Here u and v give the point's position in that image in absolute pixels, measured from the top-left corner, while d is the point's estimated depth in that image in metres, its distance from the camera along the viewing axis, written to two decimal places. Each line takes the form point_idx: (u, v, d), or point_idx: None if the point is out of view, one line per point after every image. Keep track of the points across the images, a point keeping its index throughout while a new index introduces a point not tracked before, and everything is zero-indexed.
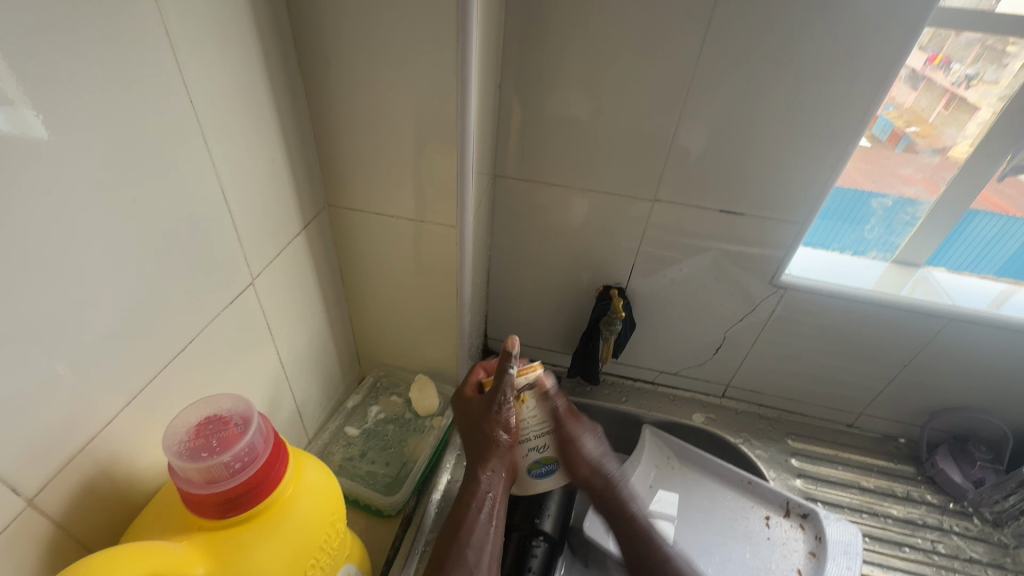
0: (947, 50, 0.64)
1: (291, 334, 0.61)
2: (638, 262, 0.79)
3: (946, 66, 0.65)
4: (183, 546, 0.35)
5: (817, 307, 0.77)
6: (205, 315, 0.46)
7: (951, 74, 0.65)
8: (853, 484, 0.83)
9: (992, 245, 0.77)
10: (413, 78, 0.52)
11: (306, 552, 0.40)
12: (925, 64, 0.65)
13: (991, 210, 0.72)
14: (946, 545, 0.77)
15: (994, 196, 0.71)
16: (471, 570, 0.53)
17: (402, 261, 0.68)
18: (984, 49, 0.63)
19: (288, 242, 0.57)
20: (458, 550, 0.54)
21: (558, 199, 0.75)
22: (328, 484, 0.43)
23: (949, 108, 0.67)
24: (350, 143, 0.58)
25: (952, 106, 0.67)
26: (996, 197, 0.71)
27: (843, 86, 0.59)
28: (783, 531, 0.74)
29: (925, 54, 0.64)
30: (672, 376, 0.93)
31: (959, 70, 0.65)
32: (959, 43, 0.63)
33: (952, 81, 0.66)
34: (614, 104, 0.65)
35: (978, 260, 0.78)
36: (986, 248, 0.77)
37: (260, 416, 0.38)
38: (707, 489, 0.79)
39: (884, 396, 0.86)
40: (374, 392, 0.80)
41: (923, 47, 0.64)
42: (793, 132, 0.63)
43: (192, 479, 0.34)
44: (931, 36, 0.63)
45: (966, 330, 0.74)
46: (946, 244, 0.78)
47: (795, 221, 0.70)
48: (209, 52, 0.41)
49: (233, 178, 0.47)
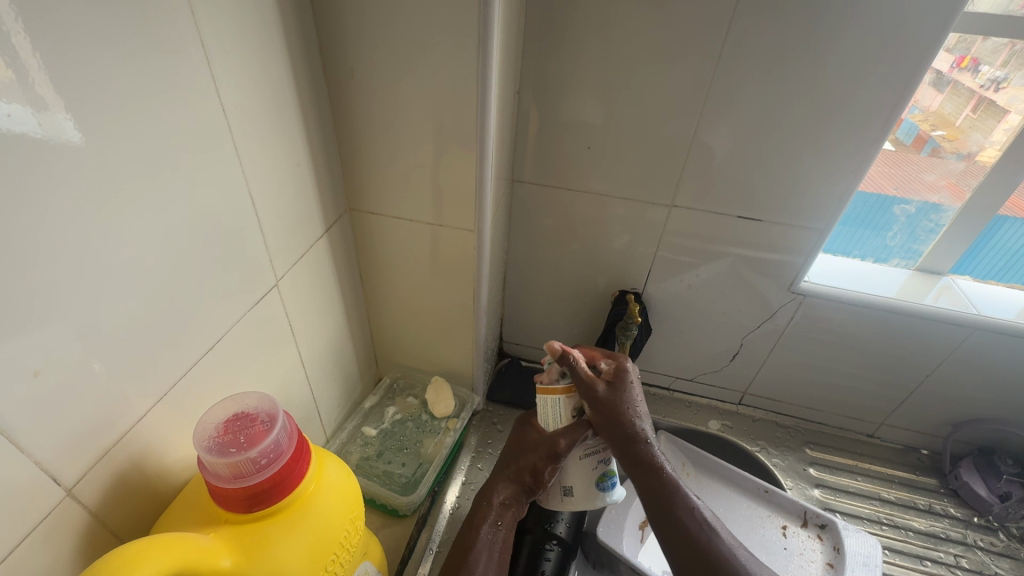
0: (976, 52, 0.63)
1: (313, 335, 0.63)
2: (655, 268, 0.79)
3: (975, 68, 0.64)
4: (211, 539, 0.36)
5: (837, 315, 0.77)
6: (232, 315, 0.48)
7: (980, 76, 0.64)
8: (873, 495, 0.82)
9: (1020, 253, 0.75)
10: (433, 84, 0.53)
11: (326, 548, 0.41)
12: (953, 66, 0.64)
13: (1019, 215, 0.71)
14: (970, 560, 0.75)
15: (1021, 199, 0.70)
16: None
17: (420, 265, 0.69)
18: (1014, 52, 0.62)
19: (311, 245, 0.59)
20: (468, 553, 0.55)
21: (575, 204, 0.76)
22: (348, 482, 0.44)
23: (977, 112, 0.66)
24: (372, 149, 0.59)
25: (980, 109, 0.66)
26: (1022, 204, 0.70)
27: (865, 91, 0.59)
28: (800, 541, 0.73)
29: (952, 56, 0.63)
30: (688, 382, 0.93)
31: (987, 71, 0.64)
32: (986, 46, 0.62)
33: (981, 83, 0.65)
34: (631, 110, 0.66)
35: (1005, 269, 0.77)
36: (1012, 258, 0.76)
37: (285, 414, 0.39)
38: (723, 497, 0.78)
39: (906, 406, 0.84)
40: (391, 393, 0.81)
41: (951, 49, 0.62)
42: (813, 137, 0.63)
43: (220, 473, 0.36)
44: (958, 39, 0.62)
45: (992, 340, 0.73)
46: (971, 253, 0.76)
47: (815, 227, 0.69)
48: (239, 62, 0.43)
49: (260, 183, 0.48)
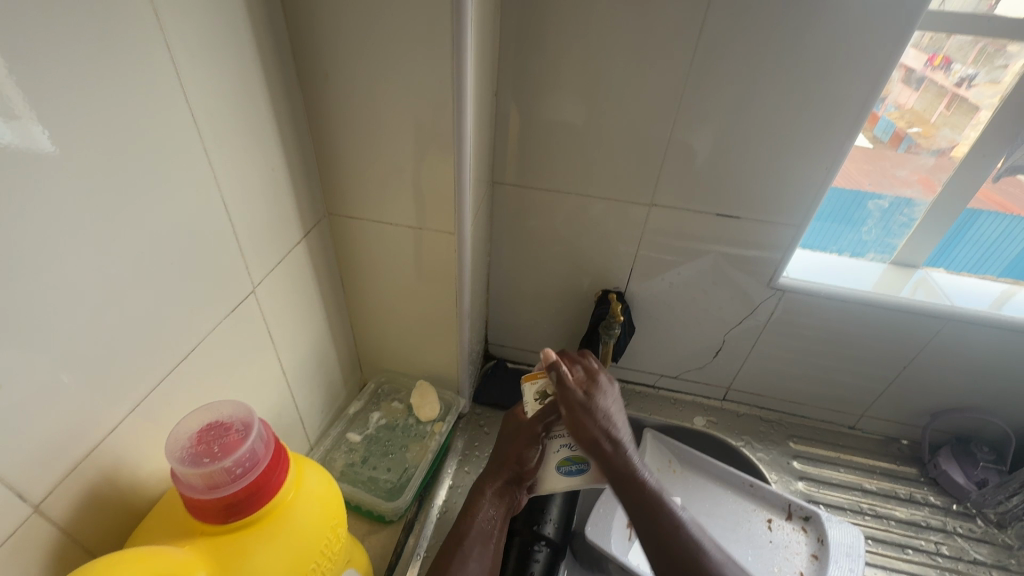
0: (947, 50, 0.64)
1: (293, 342, 0.62)
2: (637, 267, 0.80)
3: (947, 67, 0.65)
4: (186, 552, 0.35)
5: (817, 310, 0.78)
6: (207, 323, 0.47)
7: (952, 74, 0.65)
8: (856, 486, 0.83)
9: (999, 244, 0.76)
10: (409, 85, 0.52)
11: (307, 556, 0.40)
12: (925, 65, 0.65)
13: (995, 210, 0.72)
14: (950, 547, 0.76)
15: (993, 193, 0.71)
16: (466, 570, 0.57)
17: (402, 268, 0.68)
18: (982, 49, 0.63)
19: (289, 250, 0.58)
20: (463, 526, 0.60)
21: (556, 205, 0.76)
22: (329, 489, 0.44)
23: (949, 109, 0.67)
24: (349, 152, 0.59)
25: (953, 107, 0.67)
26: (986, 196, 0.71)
27: (833, 94, 0.60)
28: (785, 533, 0.73)
29: (925, 55, 0.65)
30: (672, 380, 0.93)
31: (959, 70, 0.65)
32: (955, 44, 0.63)
33: (955, 81, 0.66)
34: (610, 109, 0.66)
35: (984, 261, 0.78)
36: (991, 249, 0.77)
37: (260, 421, 0.38)
38: (709, 493, 0.79)
39: (885, 398, 0.86)
40: (376, 398, 0.80)
41: (923, 48, 0.64)
42: (786, 135, 0.64)
43: (194, 484, 0.34)
44: (929, 38, 0.63)
45: (966, 330, 0.74)
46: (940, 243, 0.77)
47: (792, 224, 0.70)
48: (207, 66, 0.42)
49: (233, 189, 0.48)
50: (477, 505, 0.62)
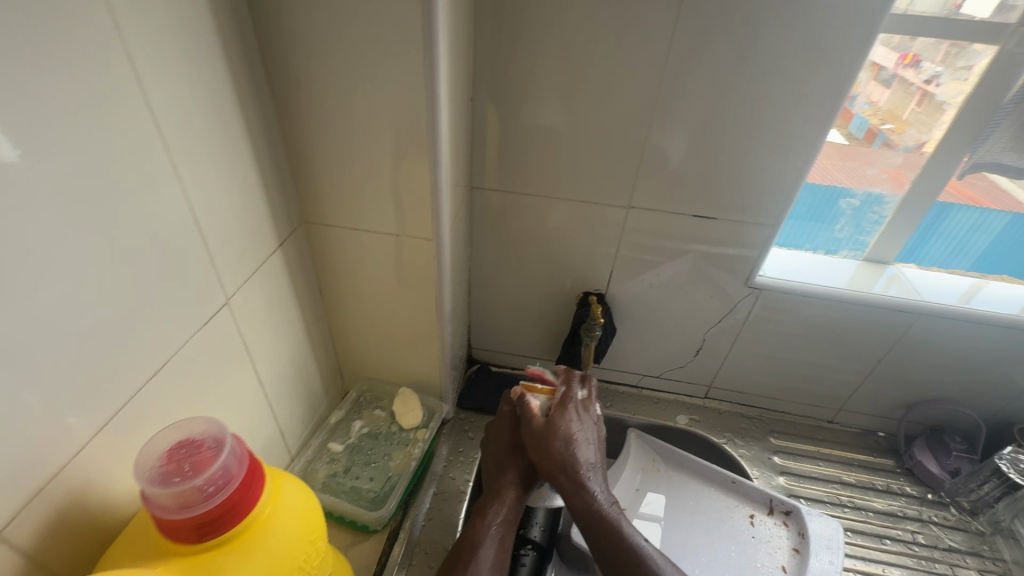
0: (917, 49, 0.65)
1: (270, 352, 0.61)
2: (617, 269, 0.80)
3: (917, 65, 0.66)
4: (158, 574, 0.34)
5: (793, 307, 0.79)
6: (178, 336, 0.46)
7: (922, 72, 0.67)
8: (834, 479, 0.84)
9: (968, 237, 0.79)
10: (382, 91, 0.52)
11: (284, 572, 0.39)
12: (896, 62, 0.67)
13: (962, 202, 0.75)
14: (926, 535, 0.77)
15: (962, 186, 0.74)
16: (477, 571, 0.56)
17: (381, 274, 0.68)
18: (949, 49, 0.64)
19: (265, 260, 0.57)
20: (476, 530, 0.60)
21: (535, 208, 0.76)
22: (308, 502, 0.43)
23: (921, 105, 0.69)
24: (323, 158, 0.58)
25: (924, 103, 0.68)
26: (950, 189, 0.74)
27: (801, 95, 0.61)
28: (767, 528, 0.74)
29: (895, 53, 0.66)
30: (655, 379, 0.94)
31: (928, 68, 0.66)
32: (926, 43, 0.64)
33: (924, 79, 0.67)
34: (586, 112, 0.66)
35: (955, 254, 0.81)
36: (962, 242, 0.80)
37: (234, 437, 0.37)
38: (693, 491, 0.80)
39: (861, 392, 0.87)
40: (358, 406, 0.78)
41: (895, 46, 0.65)
42: (758, 135, 0.65)
43: (164, 504, 0.33)
44: (898, 38, 0.64)
45: (937, 323, 0.76)
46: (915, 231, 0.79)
47: (767, 223, 0.72)
48: (173, 74, 0.41)
49: (203, 199, 0.47)
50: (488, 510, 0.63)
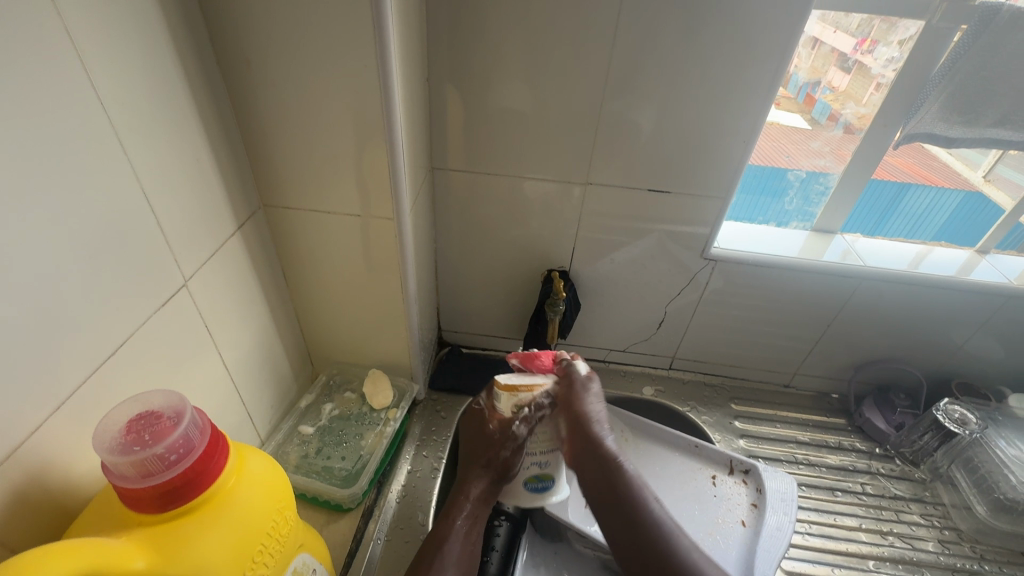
0: (875, 33, 0.69)
1: (234, 336, 0.61)
2: (579, 246, 0.82)
3: (875, 50, 0.70)
4: (122, 542, 0.34)
5: (746, 276, 0.83)
6: (135, 318, 0.46)
7: (879, 57, 0.70)
8: (791, 439, 0.89)
9: (929, 212, 0.86)
10: (333, 71, 0.52)
11: (251, 539, 0.39)
12: (856, 47, 0.71)
13: (922, 183, 0.83)
14: (875, 486, 0.83)
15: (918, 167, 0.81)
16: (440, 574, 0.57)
17: (344, 257, 0.68)
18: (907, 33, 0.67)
19: (223, 243, 0.57)
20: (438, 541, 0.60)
21: (496, 188, 0.77)
22: (274, 473, 0.43)
23: (877, 90, 0.72)
24: (278, 140, 0.58)
25: (881, 88, 0.72)
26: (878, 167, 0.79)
27: (745, 70, 0.64)
28: (728, 487, 0.78)
29: (855, 38, 0.70)
30: (621, 353, 0.97)
31: (886, 53, 0.70)
32: (884, 27, 0.68)
33: (881, 63, 0.70)
34: (540, 91, 0.68)
35: (917, 227, 0.87)
36: (922, 217, 0.86)
37: (194, 409, 0.38)
38: (659, 457, 0.83)
39: (813, 356, 0.92)
40: (328, 389, 0.79)
41: (853, 30, 0.70)
42: (705, 111, 0.67)
43: (126, 474, 0.34)
44: (857, 23, 0.69)
45: (879, 287, 0.81)
46: (870, 196, 0.84)
47: (718, 196, 0.74)
48: (116, 53, 0.41)
49: (154, 181, 0.46)
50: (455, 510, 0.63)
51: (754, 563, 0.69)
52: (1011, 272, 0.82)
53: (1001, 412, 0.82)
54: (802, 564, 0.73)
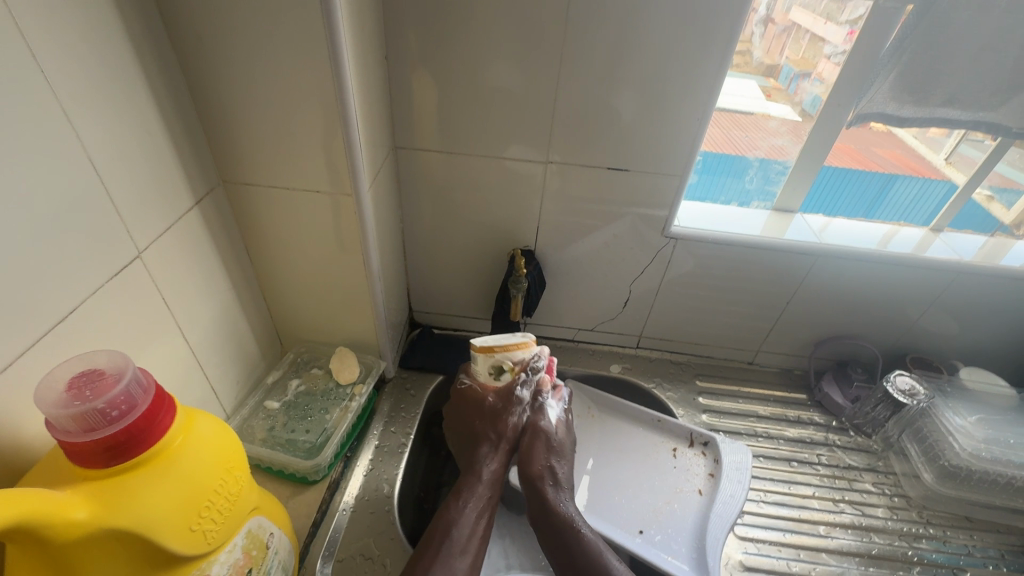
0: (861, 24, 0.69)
1: (195, 311, 0.62)
2: (543, 225, 0.84)
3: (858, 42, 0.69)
4: (66, 494, 0.35)
5: (707, 255, 0.84)
6: (85, 287, 0.46)
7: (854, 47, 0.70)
8: (751, 413, 0.91)
9: (915, 206, 0.88)
10: (285, 45, 0.53)
11: (198, 497, 0.41)
12: (846, 39, 0.71)
13: (909, 174, 0.86)
14: (831, 457, 0.86)
15: (904, 159, 0.85)
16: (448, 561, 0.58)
17: (306, 234, 0.69)
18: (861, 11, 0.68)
19: (180, 217, 0.57)
20: (443, 526, 0.62)
21: (459, 167, 0.78)
22: (224, 436, 0.45)
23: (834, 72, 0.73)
24: (234, 114, 0.58)
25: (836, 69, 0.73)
26: (860, 155, 0.83)
27: (697, 49, 0.65)
28: (688, 458, 0.81)
29: (844, 29, 0.71)
30: (590, 332, 0.99)
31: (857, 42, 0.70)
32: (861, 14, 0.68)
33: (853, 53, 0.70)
34: (499, 68, 0.68)
35: (908, 212, 0.89)
36: (911, 209, 0.89)
37: (137, 368, 0.39)
38: (622, 432, 0.85)
39: (774, 333, 0.94)
40: (295, 367, 0.80)
41: (845, 20, 0.70)
42: (661, 88, 0.68)
43: (67, 428, 0.35)
44: (848, 12, 0.70)
45: (835, 264, 0.83)
46: (859, 185, 0.86)
47: (676, 174, 0.76)
48: (59, 21, 0.41)
49: (103, 152, 0.47)
50: (462, 499, 0.65)
51: (707, 528, 0.71)
52: (964, 249, 0.85)
53: (953, 385, 0.85)
54: (755, 529, 0.75)
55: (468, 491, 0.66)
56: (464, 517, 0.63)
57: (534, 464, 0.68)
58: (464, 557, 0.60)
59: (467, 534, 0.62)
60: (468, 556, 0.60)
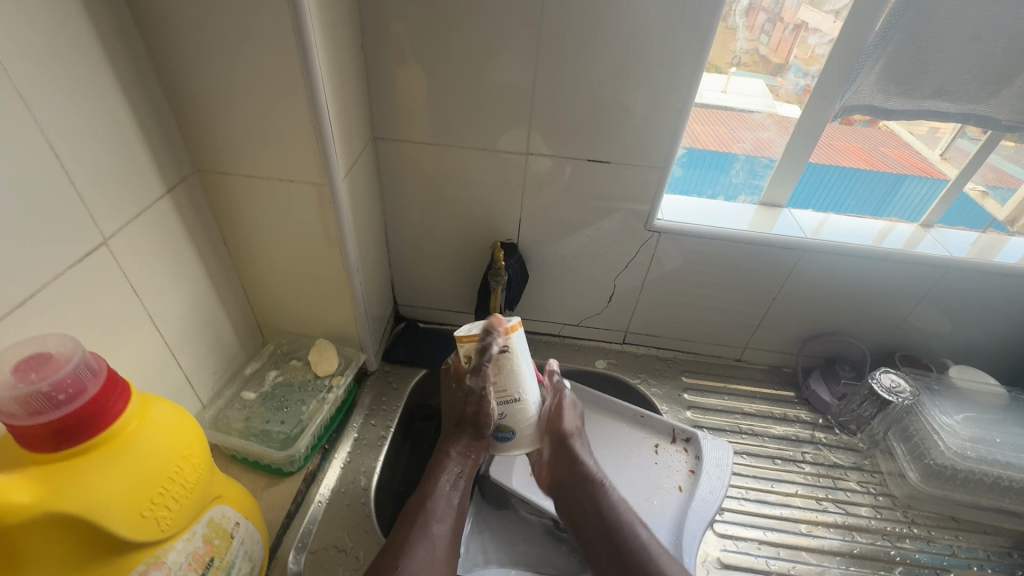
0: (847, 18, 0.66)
1: (166, 300, 0.62)
2: (525, 218, 0.83)
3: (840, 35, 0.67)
4: (11, 477, 0.35)
5: (691, 248, 0.83)
6: (44, 272, 0.46)
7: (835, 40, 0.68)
8: (736, 410, 0.90)
9: (921, 206, 0.86)
10: (251, 32, 0.53)
11: (151, 482, 0.41)
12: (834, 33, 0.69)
13: (916, 172, 0.84)
14: (816, 454, 0.84)
15: (912, 158, 0.83)
16: (428, 532, 0.61)
17: (281, 224, 0.68)
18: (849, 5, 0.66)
19: (149, 204, 0.57)
20: (424, 497, 0.64)
21: (440, 159, 0.78)
22: (181, 423, 0.45)
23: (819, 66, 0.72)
24: (205, 102, 0.58)
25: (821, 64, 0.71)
26: (866, 153, 0.83)
27: (676, 39, 0.64)
28: (669, 455, 0.80)
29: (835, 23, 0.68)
30: (576, 328, 0.98)
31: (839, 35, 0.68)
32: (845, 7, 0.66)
33: None
34: (476, 58, 0.68)
35: (913, 208, 0.87)
36: (915, 207, 0.87)
37: (88, 352, 0.39)
38: (604, 427, 0.84)
39: (761, 329, 0.93)
40: (275, 358, 0.80)
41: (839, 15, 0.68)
42: (640, 79, 0.67)
43: (13, 411, 0.35)
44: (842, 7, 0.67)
45: (821, 260, 0.82)
46: (867, 184, 0.85)
47: (658, 166, 0.75)
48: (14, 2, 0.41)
49: (65, 137, 0.46)
50: (441, 468, 0.66)
51: (684, 524, 0.71)
52: (955, 245, 0.83)
53: (940, 383, 0.83)
54: (735, 527, 0.74)
55: (451, 455, 0.67)
56: (441, 486, 0.65)
57: (556, 427, 0.66)
58: (442, 524, 0.62)
59: (445, 504, 0.64)
60: (446, 523, 0.63)
